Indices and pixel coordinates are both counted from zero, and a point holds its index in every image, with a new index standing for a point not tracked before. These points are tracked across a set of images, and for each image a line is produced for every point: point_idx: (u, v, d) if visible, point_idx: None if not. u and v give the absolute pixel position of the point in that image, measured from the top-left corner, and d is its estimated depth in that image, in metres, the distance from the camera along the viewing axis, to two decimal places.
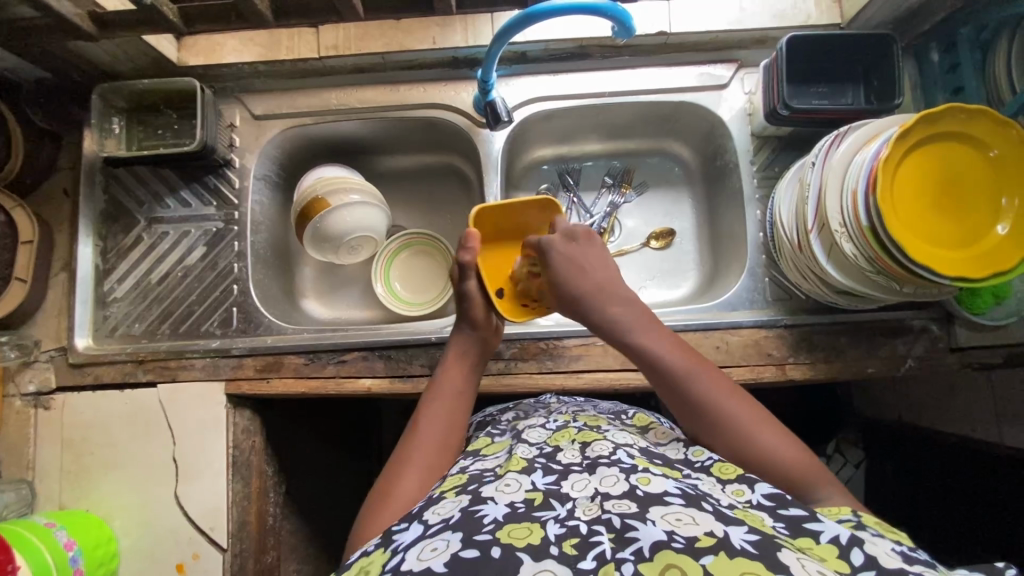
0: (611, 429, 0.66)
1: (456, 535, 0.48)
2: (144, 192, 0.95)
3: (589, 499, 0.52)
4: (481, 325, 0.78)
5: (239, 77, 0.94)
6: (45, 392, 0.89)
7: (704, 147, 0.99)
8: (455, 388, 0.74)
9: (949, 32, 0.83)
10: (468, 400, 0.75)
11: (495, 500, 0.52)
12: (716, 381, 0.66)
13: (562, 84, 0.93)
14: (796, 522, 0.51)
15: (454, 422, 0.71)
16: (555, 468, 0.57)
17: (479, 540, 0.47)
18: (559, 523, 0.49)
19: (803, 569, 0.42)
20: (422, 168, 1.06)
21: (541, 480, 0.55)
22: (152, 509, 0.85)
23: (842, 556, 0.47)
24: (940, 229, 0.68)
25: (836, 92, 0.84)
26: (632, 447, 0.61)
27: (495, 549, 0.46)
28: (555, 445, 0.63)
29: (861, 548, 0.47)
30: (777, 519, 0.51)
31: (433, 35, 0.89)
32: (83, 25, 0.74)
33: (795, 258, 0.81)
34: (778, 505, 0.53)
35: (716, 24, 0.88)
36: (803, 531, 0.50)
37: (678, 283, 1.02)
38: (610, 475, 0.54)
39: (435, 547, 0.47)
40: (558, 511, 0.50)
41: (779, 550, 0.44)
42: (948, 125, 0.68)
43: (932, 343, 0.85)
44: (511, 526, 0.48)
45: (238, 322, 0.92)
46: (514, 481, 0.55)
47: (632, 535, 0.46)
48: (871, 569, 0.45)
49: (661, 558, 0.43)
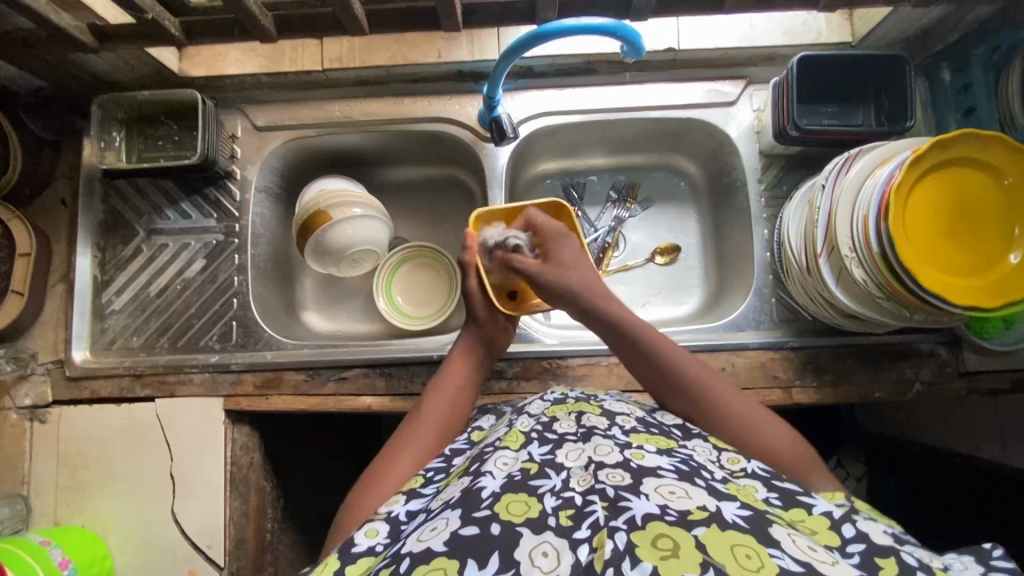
0: (608, 399, 0.64)
1: (455, 513, 0.47)
2: (144, 204, 0.93)
3: (583, 469, 0.50)
4: (485, 322, 0.77)
5: (241, 88, 0.93)
6: (41, 405, 0.88)
7: (710, 163, 0.98)
8: (455, 383, 0.73)
9: (962, 52, 0.82)
10: (468, 396, 0.74)
11: (492, 473, 0.51)
12: (707, 372, 0.66)
13: (568, 99, 0.92)
14: (788, 493, 0.52)
15: (453, 418, 0.70)
16: (550, 438, 0.55)
17: (478, 516, 0.46)
18: (555, 496, 0.48)
19: (796, 545, 0.42)
20: (425, 180, 1.05)
21: (538, 451, 0.53)
22: (149, 526, 0.84)
23: (833, 528, 0.48)
24: (950, 256, 0.67)
25: (847, 111, 0.83)
26: (629, 420, 0.58)
27: (494, 526, 0.45)
28: (551, 415, 0.59)
29: (852, 525, 0.49)
30: (770, 491, 0.51)
31: (438, 48, 0.89)
32: (83, 38, 0.73)
33: (803, 281, 0.80)
34: (771, 477, 0.54)
35: (725, 40, 0.87)
36: (795, 502, 0.51)
37: (683, 300, 1.00)
38: (605, 444, 0.52)
39: (435, 527, 0.47)
40: (554, 482, 0.49)
41: (770, 526, 0.44)
42: (960, 152, 0.67)
43: (939, 367, 0.84)
44: (508, 499, 0.47)
45: (238, 337, 0.91)
46: (510, 457, 0.53)
47: (625, 505, 0.45)
48: (862, 543, 0.47)
49: (652, 529, 0.42)
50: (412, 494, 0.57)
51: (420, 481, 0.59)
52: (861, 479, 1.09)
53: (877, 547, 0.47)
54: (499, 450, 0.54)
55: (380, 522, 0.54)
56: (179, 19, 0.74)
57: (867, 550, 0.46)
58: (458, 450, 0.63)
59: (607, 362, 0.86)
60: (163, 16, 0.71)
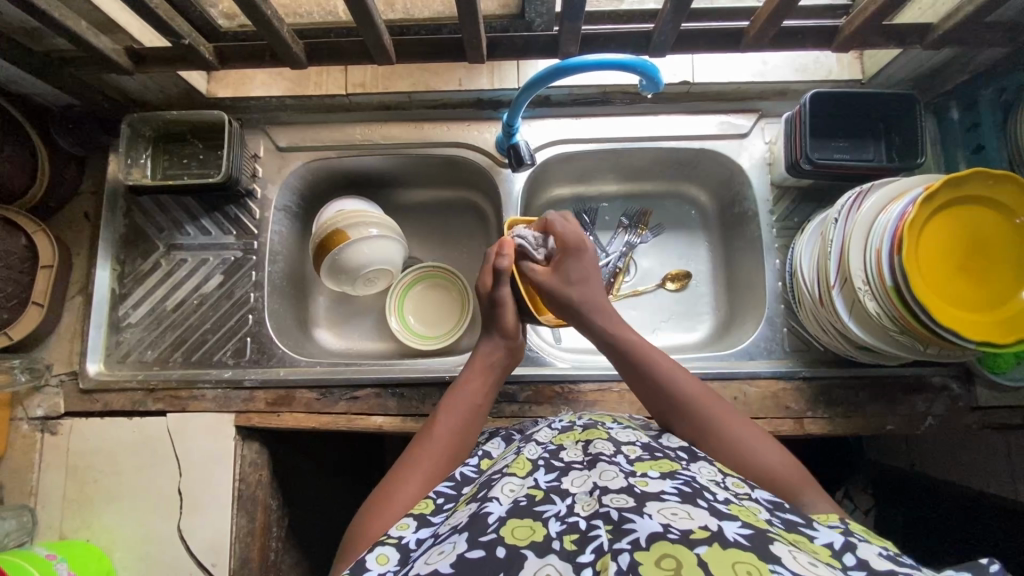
0: (615, 427, 0.63)
1: (462, 537, 0.47)
2: (164, 219, 0.95)
3: (588, 495, 0.50)
4: (510, 334, 0.77)
5: (266, 109, 0.96)
6: (53, 417, 0.88)
7: (721, 192, 1.00)
8: (473, 397, 0.72)
9: (971, 91, 0.84)
10: (483, 413, 0.73)
11: (499, 499, 0.51)
12: (699, 390, 0.66)
13: (584, 128, 0.94)
14: (791, 524, 0.49)
15: (468, 431, 0.69)
16: (557, 466, 0.55)
17: (484, 540, 0.46)
18: (560, 521, 0.47)
19: (796, 561, 0.41)
20: (439, 202, 1.07)
21: (544, 478, 0.53)
22: (154, 543, 0.83)
23: (834, 556, 0.45)
24: (964, 291, 0.68)
25: (857, 146, 0.85)
26: (635, 448, 0.57)
27: (500, 549, 0.45)
28: (558, 443, 0.60)
29: (853, 554, 0.46)
30: (772, 514, 0.50)
31: (459, 77, 0.92)
32: (120, 61, 0.76)
33: (815, 312, 0.81)
34: (774, 509, 0.52)
35: (740, 76, 0.90)
36: (798, 530, 0.48)
37: (693, 326, 1.01)
38: (610, 471, 0.52)
39: (442, 551, 0.46)
40: (559, 507, 0.49)
41: (772, 543, 0.42)
42: (972, 190, 0.68)
43: (952, 401, 0.84)
44: (512, 524, 0.47)
45: (252, 353, 0.91)
46: (518, 483, 0.53)
47: (629, 527, 0.44)
48: (863, 570, 0.44)
49: (656, 548, 0.41)
50: (422, 520, 0.56)
51: (430, 508, 0.58)
52: (869, 510, 1.11)
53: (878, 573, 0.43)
54: (507, 476, 0.54)
55: (390, 548, 0.52)
56: (213, 44, 0.77)
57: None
58: (468, 477, 0.63)
59: (619, 388, 0.86)
60: (198, 41, 0.74)
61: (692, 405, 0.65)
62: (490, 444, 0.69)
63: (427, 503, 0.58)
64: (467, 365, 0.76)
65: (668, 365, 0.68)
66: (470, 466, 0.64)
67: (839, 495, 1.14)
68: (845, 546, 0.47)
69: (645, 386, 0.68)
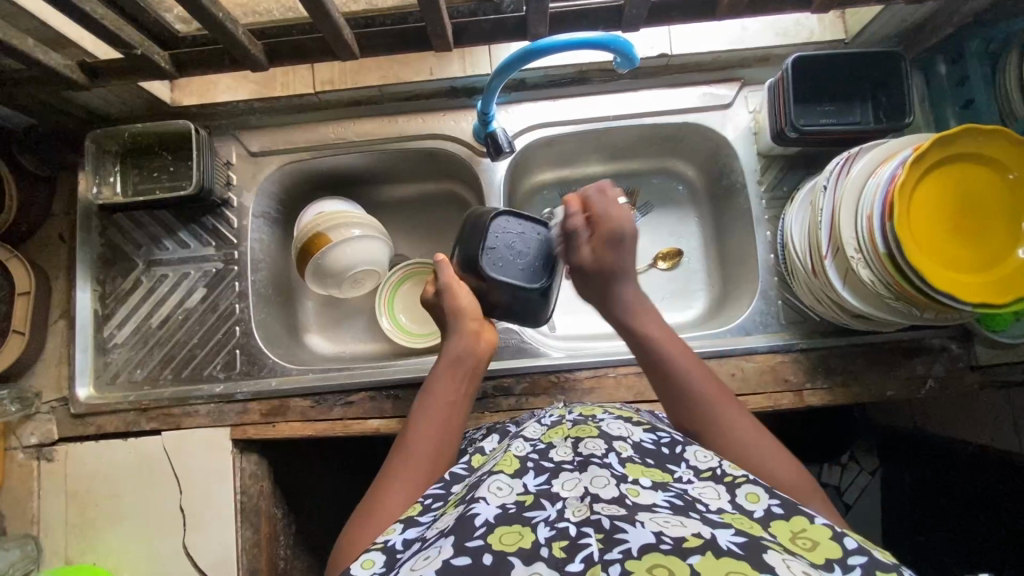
0: (607, 418, 0.62)
1: (448, 542, 0.46)
2: (142, 235, 0.93)
3: (579, 501, 0.49)
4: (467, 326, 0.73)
5: (234, 114, 0.93)
6: (47, 444, 0.87)
7: (708, 166, 0.98)
8: (446, 397, 0.69)
9: (958, 44, 0.81)
10: (463, 406, 0.70)
11: (487, 500, 0.50)
12: (706, 381, 0.65)
13: (563, 110, 0.91)
14: (791, 504, 0.50)
15: (447, 436, 0.67)
16: (547, 466, 0.54)
17: (471, 546, 0.45)
18: (548, 526, 0.47)
19: (791, 570, 0.40)
20: (422, 196, 1.04)
21: (533, 482, 0.52)
22: (160, 563, 0.83)
23: (835, 539, 0.45)
24: (957, 251, 0.67)
25: (845, 109, 0.82)
26: (627, 446, 0.56)
27: (486, 556, 0.44)
28: (548, 441, 0.58)
29: (854, 538, 0.46)
30: (771, 498, 0.50)
31: (430, 66, 0.89)
32: (74, 77, 0.73)
33: (809, 283, 0.79)
34: (774, 486, 0.52)
35: (719, 44, 0.87)
36: (797, 511, 0.49)
37: (688, 304, 0.99)
38: (601, 475, 0.51)
39: (427, 556, 0.46)
40: (549, 512, 0.48)
41: (765, 551, 0.42)
42: (963, 146, 0.66)
43: (952, 362, 0.83)
44: (501, 530, 0.47)
45: (242, 364, 0.90)
46: (505, 483, 0.52)
47: (621, 537, 0.43)
48: (864, 555, 0.44)
49: (649, 558, 0.41)
50: (410, 522, 0.54)
51: (418, 509, 0.56)
52: (874, 473, 1.12)
53: (878, 560, 0.43)
54: (494, 475, 0.53)
55: (376, 552, 0.51)
56: (170, 51, 0.74)
57: (869, 562, 0.43)
58: (459, 476, 0.61)
59: (615, 373, 0.85)
60: (152, 51, 0.71)
61: (702, 404, 0.64)
62: (486, 441, 0.68)
63: (415, 505, 0.57)
64: (434, 364, 0.73)
65: (688, 364, 0.66)
66: (460, 465, 0.62)
67: (845, 459, 1.13)
68: (849, 533, 0.46)
69: (662, 387, 0.67)
